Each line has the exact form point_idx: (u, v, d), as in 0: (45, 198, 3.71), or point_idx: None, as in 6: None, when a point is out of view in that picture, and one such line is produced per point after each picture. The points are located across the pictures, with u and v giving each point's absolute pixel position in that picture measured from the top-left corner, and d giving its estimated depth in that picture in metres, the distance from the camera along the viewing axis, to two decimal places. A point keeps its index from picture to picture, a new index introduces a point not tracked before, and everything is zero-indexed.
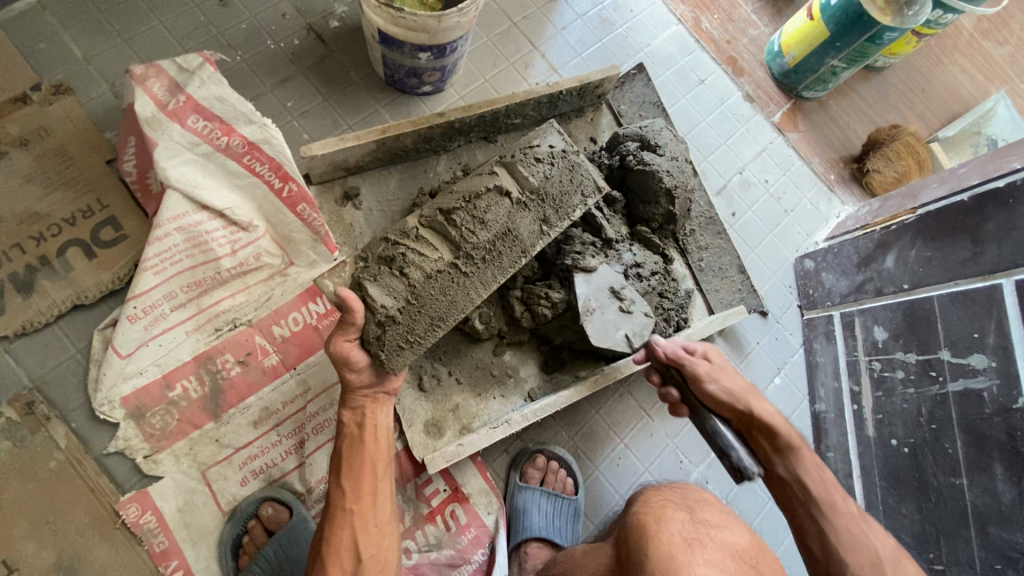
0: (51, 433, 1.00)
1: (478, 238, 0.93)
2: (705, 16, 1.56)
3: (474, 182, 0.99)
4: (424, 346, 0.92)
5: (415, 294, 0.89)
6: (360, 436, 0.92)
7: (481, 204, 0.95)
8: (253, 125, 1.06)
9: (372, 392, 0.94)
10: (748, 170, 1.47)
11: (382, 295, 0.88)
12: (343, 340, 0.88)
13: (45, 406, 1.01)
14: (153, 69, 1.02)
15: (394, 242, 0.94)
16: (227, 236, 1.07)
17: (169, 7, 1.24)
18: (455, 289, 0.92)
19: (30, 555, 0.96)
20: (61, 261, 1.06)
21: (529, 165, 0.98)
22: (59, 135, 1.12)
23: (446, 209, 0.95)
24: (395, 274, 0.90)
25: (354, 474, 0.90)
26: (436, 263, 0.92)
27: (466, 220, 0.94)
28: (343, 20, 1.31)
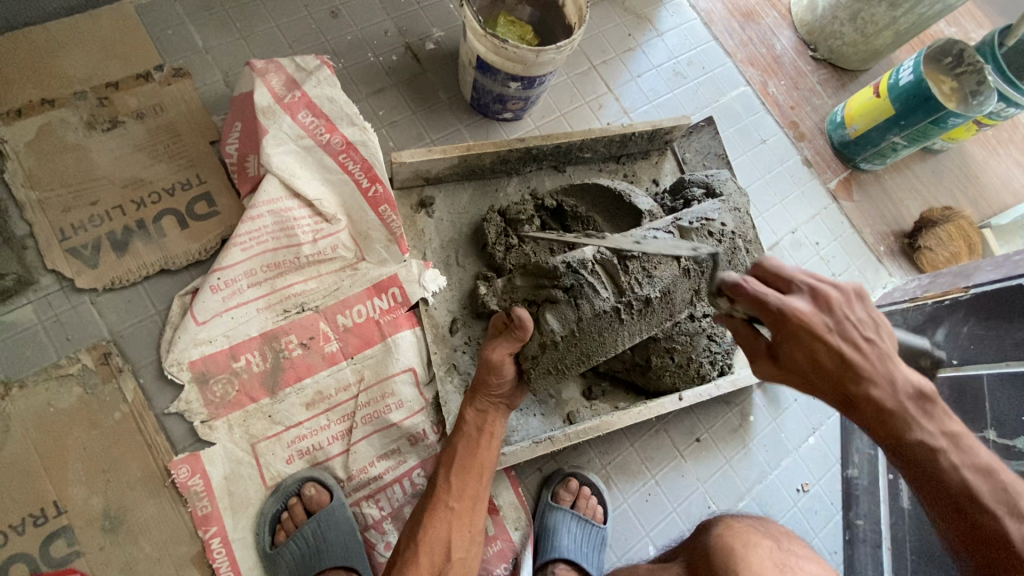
0: (121, 385, 1.05)
1: (643, 293, 0.99)
2: (773, 81, 1.64)
3: (652, 235, 1.04)
4: (564, 374, 1.03)
5: (583, 327, 0.98)
6: (477, 440, 0.98)
7: (657, 260, 1.01)
8: (354, 127, 1.16)
9: (499, 401, 1.00)
10: (800, 230, 1.51)
11: (554, 323, 0.98)
12: (504, 350, 0.96)
13: (119, 359, 1.07)
14: (274, 66, 1.14)
15: (573, 268, 0.99)
16: (311, 225, 1.14)
17: (286, 13, 1.35)
18: (609, 334, 1.01)
19: (81, 499, 1.00)
20: (156, 227, 1.13)
21: (701, 237, 1.09)
22: (172, 113, 1.21)
23: (623, 254, 0.99)
24: (569, 305, 0.98)
25: (465, 477, 0.97)
26: (605, 304, 0.98)
27: (637, 271, 0.99)
28: (439, 43, 1.41)
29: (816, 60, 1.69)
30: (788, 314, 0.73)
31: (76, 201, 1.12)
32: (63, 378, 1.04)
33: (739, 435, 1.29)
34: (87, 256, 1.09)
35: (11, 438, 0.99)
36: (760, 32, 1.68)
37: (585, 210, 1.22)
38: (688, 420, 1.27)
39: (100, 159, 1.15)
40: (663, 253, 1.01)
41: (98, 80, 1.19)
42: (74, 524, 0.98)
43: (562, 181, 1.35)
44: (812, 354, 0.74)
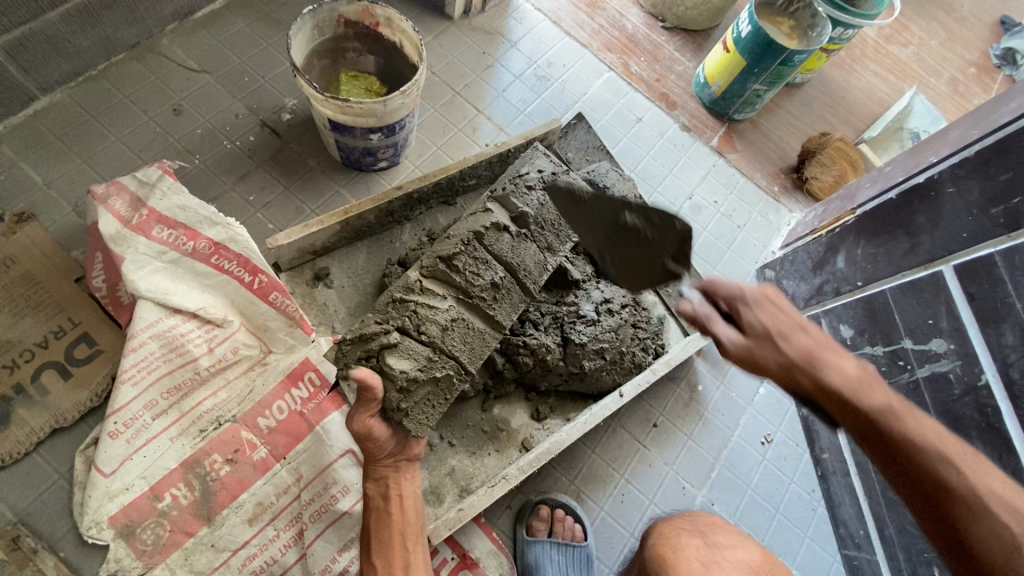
0: (40, 567, 0.97)
1: (484, 278, 1.04)
2: (632, 60, 1.68)
3: (470, 223, 1.08)
4: (447, 402, 1.01)
5: (437, 348, 0.98)
6: (386, 508, 0.98)
7: (489, 238, 1.06)
8: (217, 226, 1.11)
9: (395, 460, 1.00)
10: (696, 194, 1.55)
11: (404, 364, 0.95)
12: (365, 416, 0.92)
13: (32, 539, 0.98)
14: (115, 187, 1.08)
15: (400, 301, 1.01)
16: (202, 335, 1.08)
17: (126, 123, 1.29)
18: (472, 337, 1.03)
19: None
20: (37, 386, 1.05)
21: (522, 193, 1.10)
22: (25, 262, 1.12)
23: (446, 256, 1.04)
24: (413, 338, 0.98)
25: (385, 552, 0.95)
26: (448, 313, 1.01)
27: (469, 264, 1.04)
28: (295, 111, 1.38)
29: (667, 29, 1.75)
30: (759, 290, 0.77)
31: None
32: None
33: (694, 409, 1.30)
34: None
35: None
36: (608, 17, 1.73)
37: None
38: (640, 409, 1.28)
39: None
40: (487, 229, 1.06)
41: None
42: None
43: (456, 215, 1.34)
44: (767, 316, 0.76)
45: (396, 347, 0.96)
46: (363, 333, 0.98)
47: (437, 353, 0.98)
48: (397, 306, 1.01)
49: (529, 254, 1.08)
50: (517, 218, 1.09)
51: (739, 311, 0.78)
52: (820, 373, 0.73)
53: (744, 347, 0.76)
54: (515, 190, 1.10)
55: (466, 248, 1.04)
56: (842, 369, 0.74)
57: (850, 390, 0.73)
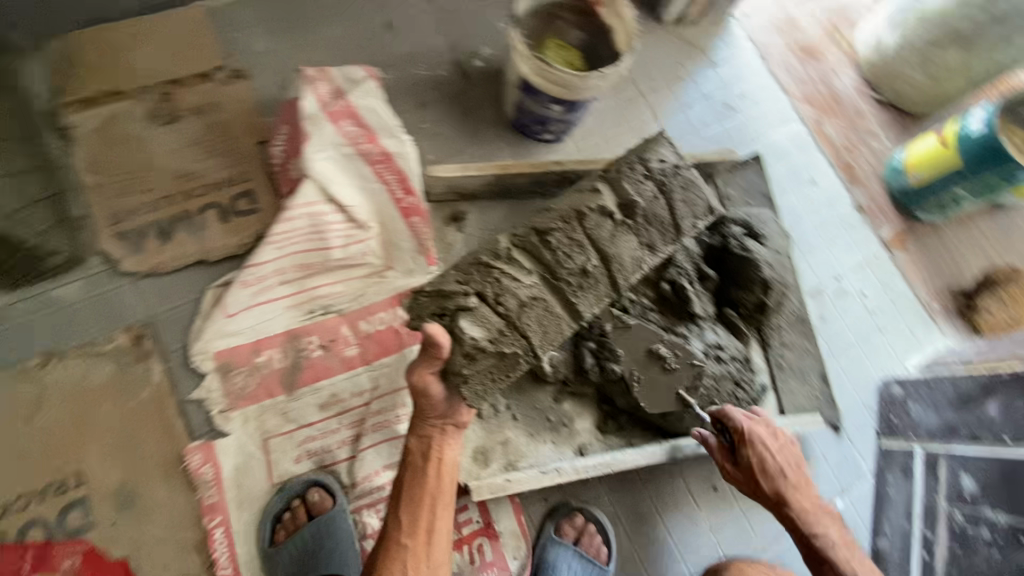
0: (148, 368, 1.10)
1: (575, 263, 1.03)
2: (828, 120, 1.57)
3: (574, 202, 1.08)
4: (508, 380, 0.97)
5: (511, 323, 0.97)
6: (424, 468, 0.95)
7: (589, 222, 1.05)
8: (395, 138, 1.18)
9: (443, 424, 0.97)
10: (845, 278, 1.43)
11: (475, 330, 0.93)
12: (424, 372, 0.92)
13: (152, 341, 1.11)
14: (322, 75, 1.15)
15: (486, 265, 1.02)
16: (344, 231, 1.16)
17: (344, 21, 1.39)
18: (549, 319, 1.00)
19: (100, 472, 1.04)
20: (199, 219, 1.18)
21: (635, 182, 1.08)
22: (226, 111, 1.25)
23: (541, 230, 1.05)
24: (490, 307, 0.97)
25: (411, 509, 0.93)
26: (530, 289, 1.00)
27: (562, 243, 1.04)
28: (487, 61, 1.43)
29: (878, 101, 1.61)
30: (752, 427, 1.04)
31: (131, 188, 1.18)
32: (98, 355, 1.09)
33: None
34: (134, 240, 1.15)
35: (45, 408, 1.05)
36: (820, 69, 1.61)
37: None
38: (706, 466, 1.22)
39: (156, 151, 1.21)
40: (589, 213, 1.06)
41: (166, 76, 1.25)
42: (91, 495, 1.02)
43: None
44: (756, 455, 1.03)
45: (472, 312, 0.95)
46: (443, 290, 1.00)
47: (509, 326, 0.97)
48: (481, 271, 1.01)
49: (625, 249, 1.05)
50: (624, 207, 1.07)
51: (743, 439, 1.04)
52: (790, 502, 1.03)
53: (733, 474, 1.06)
54: (626, 177, 1.09)
55: (563, 228, 1.04)
56: (807, 496, 1.04)
57: (794, 487, 1.03)
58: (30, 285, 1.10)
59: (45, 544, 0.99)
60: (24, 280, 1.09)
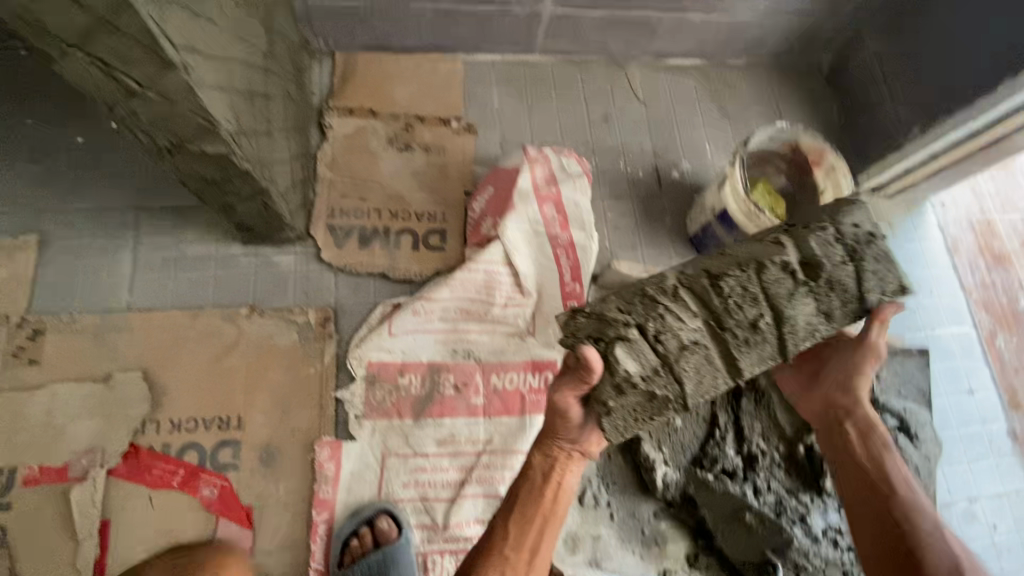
0: (323, 348, 1.22)
1: (745, 315, 0.88)
2: (1003, 334, 1.50)
3: (750, 249, 0.91)
4: (655, 418, 0.91)
5: (667, 365, 0.88)
6: (541, 488, 0.93)
7: (767, 273, 0.88)
8: (582, 232, 1.26)
9: (570, 449, 0.93)
10: (978, 503, 1.35)
11: (629, 365, 0.87)
12: (569, 393, 0.90)
13: (334, 327, 1.24)
14: (542, 158, 1.28)
15: (650, 298, 0.90)
16: (508, 293, 1.26)
17: (569, 104, 1.54)
18: (706, 369, 0.89)
19: (256, 424, 1.16)
20: (397, 239, 1.32)
21: (824, 240, 0.88)
22: (450, 156, 1.42)
23: (714, 273, 0.90)
24: (648, 343, 0.88)
25: (522, 525, 0.91)
26: (694, 333, 0.89)
27: (734, 292, 0.89)
28: (683, 174, 1.53)
29: None
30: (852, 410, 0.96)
31: (354, 192, 1.34)
32: (289, 321, 1.23)
33: None
34: (341, 237, 1.30)
35: (235, 351, 1.19)
36: (1007, 279, 1.55)
37: (765, 384, 1.25)
38: None
39: (384, 169, 1.38)
40: (770, 265, 0.88)
41: (415, 111, 1.43)
42: (243, 441, 1.14)
43: None
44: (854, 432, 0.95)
45: (630, 343, 0.88)
46: (601, 316, 0.89)
47: (662, 368, 0.88)
48: (644, 303, 0.90)
49: (801, 313, 0.89)
50: (808, 264, 0.88)
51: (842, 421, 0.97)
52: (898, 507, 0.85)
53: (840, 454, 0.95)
54: (812, 230, 0.89)
55: (738, 275, 0.89)
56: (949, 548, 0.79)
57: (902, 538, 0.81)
58: (259, 245, 1.28)
59: (197, 467, 1.11)
60: (257, 241, 1.27)
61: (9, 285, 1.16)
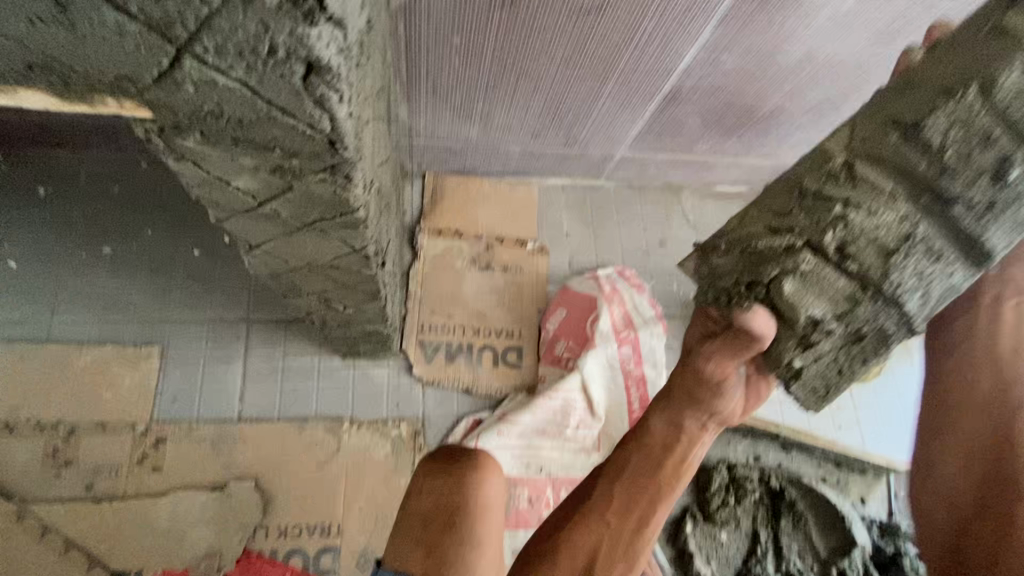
0: (413, 460, 1.35)
1: (966, 171, 0.67)
2: None
3: (940, 73, 0.66)
4: (870, 344, 0.79)
5: (863, 280, 0.74)
6: (660, 457, 0.86)
7: (996, 93, 0.63)
8: (653, 370, 1.45)
9: (706, 419, 0.85)
10: None
11: (812, 303, 0.75)
12: (728, 360, 0.79)
13: (421, 439, 1.37)
14: (619, 298, 1.49)
15: (824, 199, 0.72)
16: (582, 418, 1.39)
17: (629, 228, 1.70)
18: (918, 271, 0.73)
19: (354, 530, 1.29)
20: (478, 355, 1.46)
21: None
22: (525, 276, 1.56)
23: (907, 124, 0.68)
24: (829, 262, 0.74)
25: (635, 491, 0.86)
26: (893, 227, 0.71)
27: (955, 140, 0.66)
28: None
29: None
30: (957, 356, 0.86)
31: (440, 310, 1.48)
32: (383, 433, 1.36)
33: None
34: (429, 352, 1.44)
35: (335, 461, 1.32)
36: None
37: (802, 507, 1.43)
38: None
39: (467, 287, 1.51)
40: (997, 79, 0.63)
41: (494, 233, 1.59)
42: (342, 546, 1.27)
43: (784, 459, 1.53)
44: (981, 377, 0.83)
45: (804, 272, 0.73)
46: (755, 248, 0.77)
47: (862, 290, 0.75)
48: (811, 206, 0.73)
49: None
50: None
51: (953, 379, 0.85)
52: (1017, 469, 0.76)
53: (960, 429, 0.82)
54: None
55: (946, 111, 0.65)
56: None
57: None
58: (356, 358, 1.41)
59: (302, 572, 1.23)
60: (355, 355, 1.40)
61: (135, 394, 1.28)
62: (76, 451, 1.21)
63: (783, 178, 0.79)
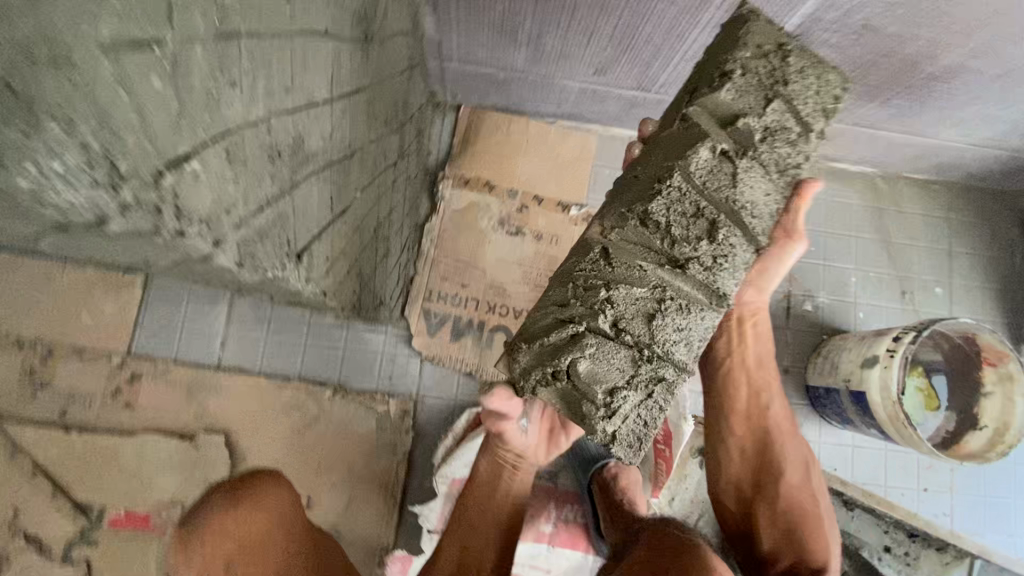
0: (399, 442, 1.19)
1: (700, 230, 0.65)
2: None
3: (666, 161, 0.65)
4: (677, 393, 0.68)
5: (650, 347, 0.66)
6: (493, 486, 0.97)
7: (695, 165, 0.64)
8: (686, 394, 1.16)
9: (516, 459, 0.96)
10: None
11: (607, 370, 0.66)
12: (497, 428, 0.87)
13: (410, 421, 1.20)
14: None
15: (591, 285, 0.67)
16: None
17: None
18: (694, 315, 0.66)
19: (325, 507, 1.16)
20: (490, 336, 1.24)
21: (740, 87, 0.64)
22: (562, 248, 1.28)
23: (643, 210, 0.65)
24: (610, 335, 0.66)
25: (481, 506, 0.97)
26: (654, 286, 0.66)
27: (681, 213, 0.65)
28: (818, 307, 1.30)
29: None
30: None
31: (453, 277, 1.25)
32: (369, 407, 1.20)
33: None
34: (433, 324, 1.23)
35: (314, 428, 1.18)
36: None
37: None
38: None
39: (489, 253, 1.27)
40: (698, 151, 0.64)
41: (532, 190, 1.30)
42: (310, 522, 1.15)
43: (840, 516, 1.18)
44: None
45: (593, 348, 0.65)
46: (546, 340, 0.67)
47: (639, 355, 0.66)
48: (581, 290, 0.67)
49: (756, 192, 0.66)
50: (732, 130, 0.64)
51: None
52: None
53: None
54: (716, 87, 0.64)
55: (672, 190, 0.64)
56: None
57: None
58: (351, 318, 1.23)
59: None
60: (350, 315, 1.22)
61: (114, 323, 1.18)
62: (52, 375, 1.15)
63: (560, 269, 0.72)
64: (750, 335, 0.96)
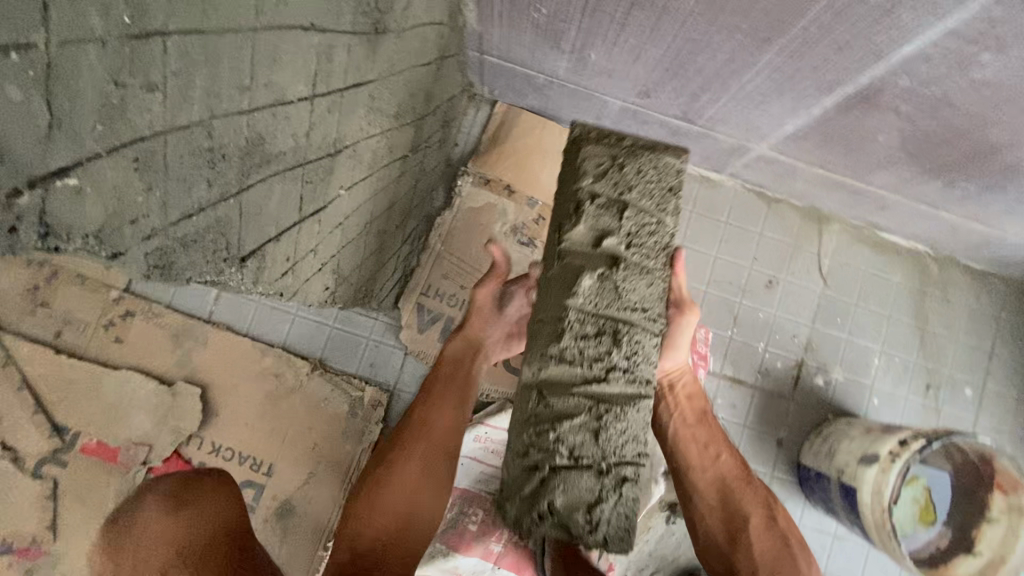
0: (367, 431, 1.18)
1: (613, 343, 0.63)
2: None
3: (552, 302, 0.64)
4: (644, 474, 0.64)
5: (610, 458, 0.62)
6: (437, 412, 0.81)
7: (582, 298, 0.63)
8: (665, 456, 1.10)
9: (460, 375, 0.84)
10: None
11: (582, 494, 0.61)
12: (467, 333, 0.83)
13: (382, 412, 1.19)
14: None
15: (539, 426, 0.62)
16: None
17: (732, 249, 1.25)
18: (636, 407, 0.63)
19: (283, 477, 1.17)
20: None
21: (592, 216, 0.64)
22: None
23: (556, 343, 0.62)
24: (573, 464, 0.61)
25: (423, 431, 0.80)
26: (592, 403, 0.62)
27: (590, 340, 0.62)
28: (829, 382, 1.21)
29: None
30: None
31: (454, 276, 1.21)
32: (345, 390, 1.19)
33: None
34: (424, 320, 1.20)
35: (288, 399, 1.19)
36: None
37: None
38: None
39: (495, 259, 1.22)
40: (581, 282, 0.63)
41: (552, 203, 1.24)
42: (266, 488, 1.16)
43: None
44: None
45: (565, 483, 0.60)
46: (521, 490, 0.62)
47: (603, 472, 0.62)
48: (533, 432, 0.62)
49: (642, 286, 0.64)
50: (599, 244, 0.64)
51: None
52: None
53: None
54: (573, 224, 0.64)
55: (575, 323, 0.62)
56: None
57: None
58: None
59: None
60: None
61: None
62: (52, 296, 1.17)
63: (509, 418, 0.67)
64: (687, 410, 0.88)
